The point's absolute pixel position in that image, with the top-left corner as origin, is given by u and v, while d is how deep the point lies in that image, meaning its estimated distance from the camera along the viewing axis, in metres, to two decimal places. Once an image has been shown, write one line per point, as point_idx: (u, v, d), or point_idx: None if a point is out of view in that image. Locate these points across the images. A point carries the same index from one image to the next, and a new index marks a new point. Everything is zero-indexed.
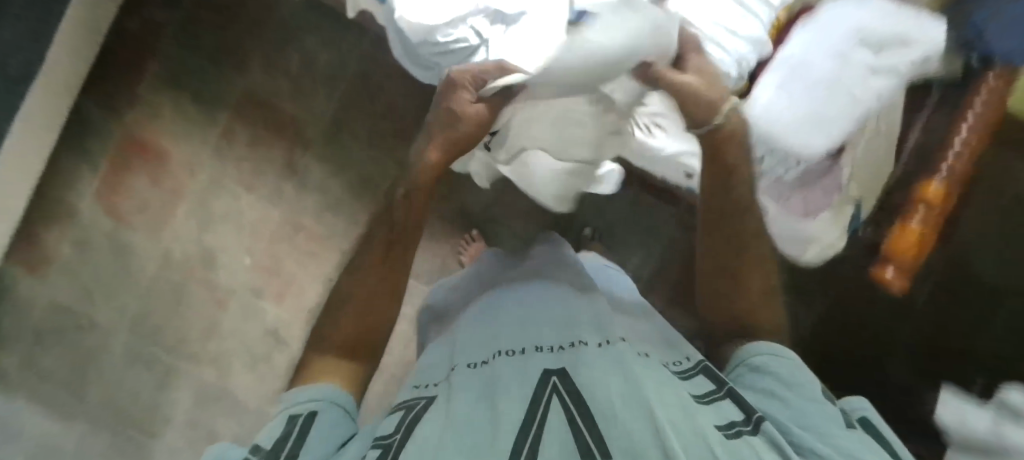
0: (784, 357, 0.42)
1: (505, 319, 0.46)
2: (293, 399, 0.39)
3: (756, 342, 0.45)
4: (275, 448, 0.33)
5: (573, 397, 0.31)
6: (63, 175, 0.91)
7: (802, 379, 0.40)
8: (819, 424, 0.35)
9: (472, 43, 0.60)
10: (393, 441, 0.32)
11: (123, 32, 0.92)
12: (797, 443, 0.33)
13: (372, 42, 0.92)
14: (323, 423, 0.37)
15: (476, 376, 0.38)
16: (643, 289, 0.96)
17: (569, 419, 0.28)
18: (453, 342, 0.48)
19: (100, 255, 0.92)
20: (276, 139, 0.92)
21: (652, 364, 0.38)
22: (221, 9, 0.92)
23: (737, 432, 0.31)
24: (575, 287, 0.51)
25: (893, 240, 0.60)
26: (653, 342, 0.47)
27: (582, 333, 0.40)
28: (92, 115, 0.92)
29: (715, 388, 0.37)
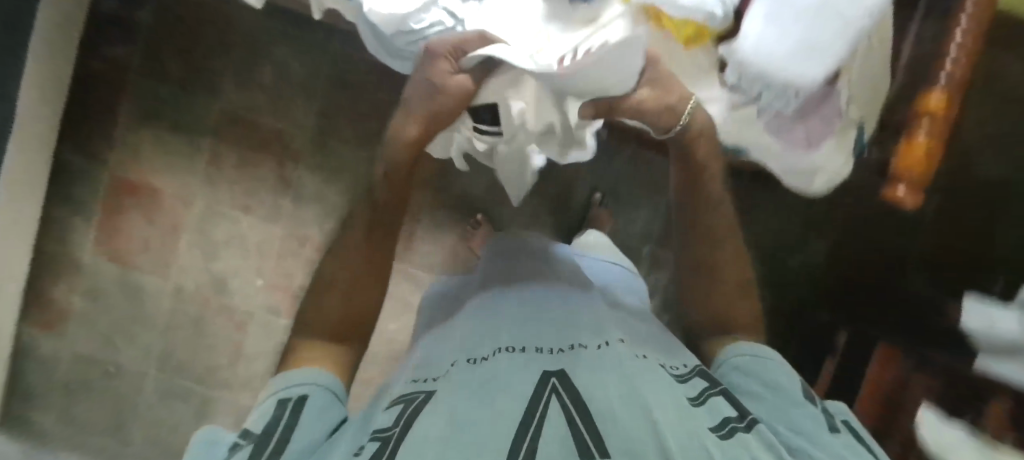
0: (769, 361, 0.47)
1: (507, 317, 0.49)
2: (280, 386, 0.40)
3: (743, 346, 0.50)
4: (266, 432, 0.34)
5: (571, 397, 0.34)
6: (59, 228, 0.91)
7: (788, 382, 0.44)
8: (805, 424, 0.38)
9: (446, 26, 0.58)
10: (392, 433, 0.33)
11: (88, 73, 0.89)
12: (787, 436, 0.37)
13: (343, 40, 0.89)
14: (314, 408, 0.37)
15: (476, 370, 0.40)
16: (655, 245, 0.96)
17: (568, 419, 0.31)
18: (454, 336, 0.50)
19: (112, 300, 0.92)
20: (264, 156, 0.91)
21: (649, 366, 0.41)
22: (181, 32, 0.89)
23: (732, 430, 0.34)
24: (572, 290, 0.55)
25: (901, 158, 0.57)
26: (651, 340, 0.51)
27: (580, 337, 0.44)
28: (75, 163, 0.90)
29: (710, 386, 0.41)
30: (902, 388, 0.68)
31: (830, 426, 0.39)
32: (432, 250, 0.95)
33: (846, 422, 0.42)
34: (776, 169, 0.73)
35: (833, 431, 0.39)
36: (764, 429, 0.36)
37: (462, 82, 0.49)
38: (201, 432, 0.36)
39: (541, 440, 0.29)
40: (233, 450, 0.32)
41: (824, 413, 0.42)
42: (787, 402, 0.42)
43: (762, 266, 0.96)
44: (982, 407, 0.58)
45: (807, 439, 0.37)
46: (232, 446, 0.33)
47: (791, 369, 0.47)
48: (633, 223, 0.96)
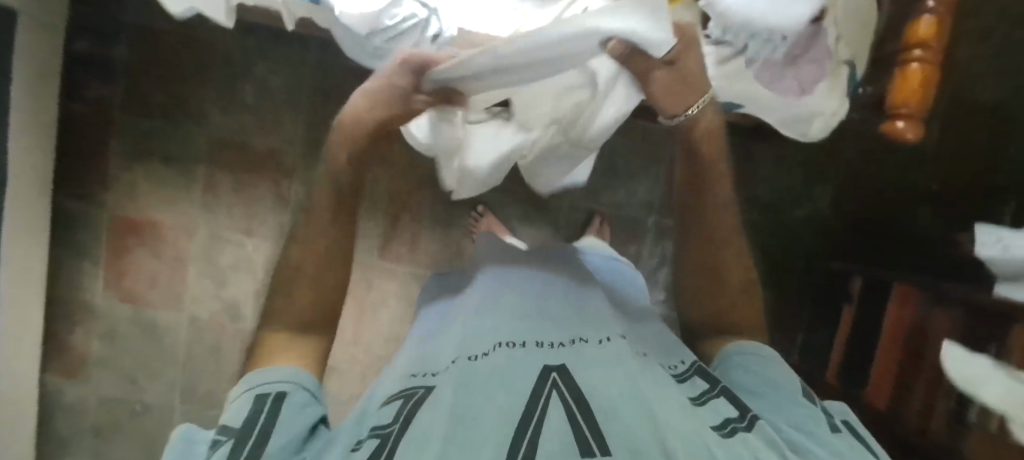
0: (767, 359, 0.50)
1: (507, 311, 0.53)
2: (258, 381, 0.41)
3: (742, 345, 0.54)
4: (246, 427, 0.35)
5: (571, 393, 0.37)
6: (68, 275, 0.91)
7: (787, 381, 0.47)
8: (802, 421, 0.41)
9: (420, 17, 0.57)
10: (390, 429, 0.35)
11: (73, 118, 0.89)
12: (786, 431, 0.39)
13: (319, 47, 0.88)
14: (294, 403, 0.39)
15: (475, 367, 0.42)
16: (660, 213, 0.95)
17: (569, 416, 0.34)
18: (457, 331, 0.52)
19: (130, 339, 0.93)
20: (258, 177, 0.91)
21: (647, 365, 0.45)
22: (158, 65, 0.88)
23: (732, 429, 0.37)
24: (572, 292, 0.58)
25: (895, 90, 0.56)
26: (650, 345, 0.55)
27: (581, 337, 0.47)
28: (74, 209, 0.91)
29: (710, 388, 0.45)
30: (921, 326, 0.69)
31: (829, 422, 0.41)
32: (438, 247, 0.95)
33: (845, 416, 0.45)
34: (773, 121, 0.72)
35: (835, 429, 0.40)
36: (768, 427, 0.39)
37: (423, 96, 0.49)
38: (179, 430, 0.38)
39: (543, 437, 0.31)
40: (216, 446, 0.34)
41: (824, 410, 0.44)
42: (786, 400, 0.44)
43: (762, 218, 0.97)
44: (1005, 331, 0.56)
45: (805, 434, 0.39)
46: (213, 443, 0.35)
47: (792, 370, 0.50)
48: (635, 194, 0.95)
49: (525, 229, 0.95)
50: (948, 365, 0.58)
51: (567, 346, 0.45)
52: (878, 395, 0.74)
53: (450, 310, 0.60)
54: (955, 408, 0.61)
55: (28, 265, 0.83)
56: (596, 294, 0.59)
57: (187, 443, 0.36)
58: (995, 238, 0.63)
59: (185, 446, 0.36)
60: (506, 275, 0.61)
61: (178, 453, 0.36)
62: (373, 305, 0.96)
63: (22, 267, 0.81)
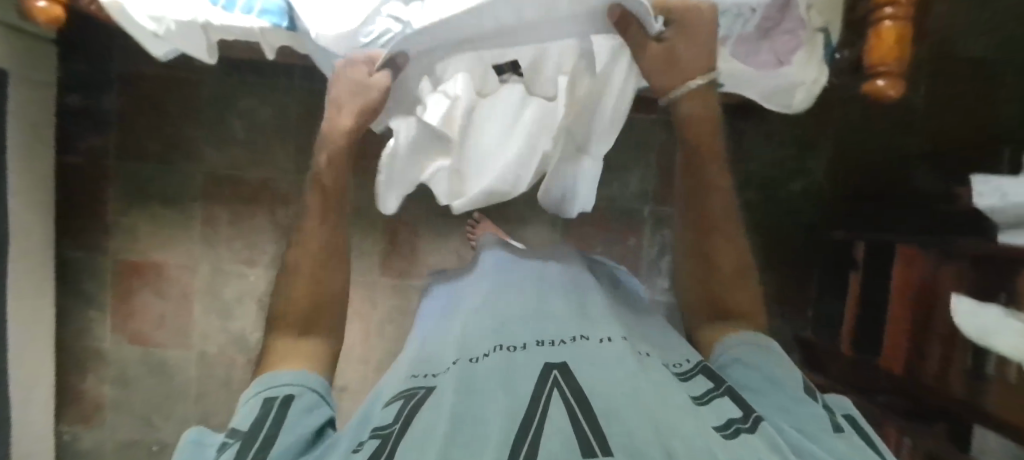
0: (766, 352, 0.46)
1: (508, 310, 0.50)
2: (267, 383, 0.40)
3: (737, 335, 0.49)
4: (252, 431, 0.34)
5: (573, 393, 0.34)
6: (78, 322, 0.93)
7: (789, 377, 0.43)
8: (811, 427, 0.37)
9: (395, 31, 0.58)
10: (392, 429, 0.35)
11: (69, 169, 0.91)
12: (790, 434, 0.35)
13: (303, 74, 0.89)
14: (302, 407, 0.38)
15: (476, 368, 0.40)
16: (656, 201, 0.95)
17: (570, 417, 0.31)
18: (458, 333, 0.51)
19: (143, 380, 0.94)
20: (253, 208, 0.91)
21: (649, 362, 0.42)
22: (147, 108, 0.90)
23: (734, 431, 0.33)
24: (572, 290, 0.56)
25: (871, 51, 0.57)
26: (656, 341, 0.51)
27: (581, 332, 0.45)
28: (78, 257, 0.92)
29: (715, 386, 0.41)
30: (932, 284, 0.67)
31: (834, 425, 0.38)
32: (439, 259, 0.96)
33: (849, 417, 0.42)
34: (755, 97, 0.73)
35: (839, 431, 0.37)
36: (775, 431, 0.35)
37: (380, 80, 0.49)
38: (191, 431, 0.38)
39: (543, 437, 0.29)
40: (223, 449, 0.33)
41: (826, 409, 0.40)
42: (790, 401, 0.40)
43: (760, 197, 0.95)
44: (1011, 283, 0.56)
45: (811, 439, 0.35)
46: (221, 446, 0.34)
47: (794, 366, 0.45)
48: (629, 185, 0.95)
49: (523, 231, 0.95)
50: (959, 318, 0.59)
51: (568, 342, 0.43)
52: (892, 358, 0.74)
53: (448, 312, 0.59)
54: (973, 365, 0.62)
55: (35, 318, 0.84)
56: (594, 292, 0.57)
57: (199, 446, 0.36)
58: (994, 187, 0.63)
59: (198, 447, 0.36)
60: (505, 277, 0.59)
61: (189, 453, 0.36)
62: (379, 323, 0.97)
63: (29, 320, 0.82)
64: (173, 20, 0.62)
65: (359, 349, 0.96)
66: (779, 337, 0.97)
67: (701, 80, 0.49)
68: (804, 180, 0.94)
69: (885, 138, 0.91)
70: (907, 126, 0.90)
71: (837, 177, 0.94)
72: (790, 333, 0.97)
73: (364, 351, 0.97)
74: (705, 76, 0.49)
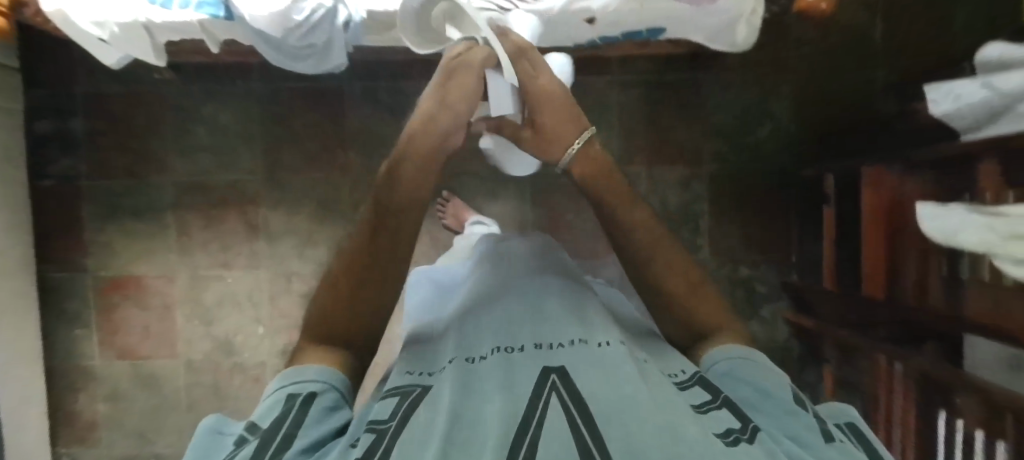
0: (750, 360, 0.39)
1: (502, 313, 0.43)
2: (290, 379, 0.35)
3: (714, 350, 0.42)
4: (272, 429, 0.29)
5: (573, 397, 0.29)
6: (64, 344, 0.94)
7: (777, 386, 0.35)
8: (808, 437, 0.29)
9: (328, 6, 0.60)
10: (387, 427, 0.30)
11: (41, 193, 0.92)
12: (780, 442, 0.28)
13: (259, 75, 0.90)
14: (325, 408, 0.33)
15: (472, 372, 0.35)
16: (622, 161, 0.94)
17: (569, 422, 0.26)
18: (446, 332, 0.46)
19: (134, 394, 0.94)
20: (225, 211, 0.92)
21: (651, 369, 0.36)
22: (114, 125, 0.92)
23: (734, 440, 0.27)
24: (568, 289, 0.49)
25: None
26: (652, 354, 0.43)
27: (580, 334, 0.38)
28: (59, 279, 0.93)
29: (710, 398, 0.33)
30: (902, 202, 0.66)
31: (827, 434, 0.30)
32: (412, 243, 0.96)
33: (848, 423, 0.34)
34: (701, 40, 0.73)
35: (831, 440, 0.29)
36: (769, 440, 0.29)
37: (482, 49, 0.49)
38: (209, 420, 0.33)
39: (540, 442, 0.25)
40: (239, 447, 0.29)
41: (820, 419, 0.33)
42: (780, 410, 0.33)
43: (729, 147, 0.94)
44: (972, 177, 0.54)
45: (801, 448, 0.28)
46: (237, 443, 0.29)
47: (788, 380, 0.38)
48: None
49: (493, 206, 0.96)
50: (925, 223, 0.57)
51: (569, 344, 0.37)
52: (875, 286, 0.73)
53: (434, 312, 0.54)
54: (948, 271, 0.60)
55: (19, 341, 0.85)
56: (590, 296, 0.50)
57: (210, 441, 0.31)
58: (947, 92, 0.62)
59: (211, 441, 0.31)
60: (500, 276, 0.53)
61: (200, 447, 0.31)
62: None
63: (12, 341, 0.84)
64: (114, 23, 0.63)
65: None
66: (766, 285, 0.96)
67: (579, 142, 0.52)
68: (770, 126, 0.93)
69: (848, 68, 0.91)
70: (865, 54, 0.90)
71: (810, 115, 0.93)
72: (776, 279, 0.96)
73: None
74: (579, 141, 0.52)
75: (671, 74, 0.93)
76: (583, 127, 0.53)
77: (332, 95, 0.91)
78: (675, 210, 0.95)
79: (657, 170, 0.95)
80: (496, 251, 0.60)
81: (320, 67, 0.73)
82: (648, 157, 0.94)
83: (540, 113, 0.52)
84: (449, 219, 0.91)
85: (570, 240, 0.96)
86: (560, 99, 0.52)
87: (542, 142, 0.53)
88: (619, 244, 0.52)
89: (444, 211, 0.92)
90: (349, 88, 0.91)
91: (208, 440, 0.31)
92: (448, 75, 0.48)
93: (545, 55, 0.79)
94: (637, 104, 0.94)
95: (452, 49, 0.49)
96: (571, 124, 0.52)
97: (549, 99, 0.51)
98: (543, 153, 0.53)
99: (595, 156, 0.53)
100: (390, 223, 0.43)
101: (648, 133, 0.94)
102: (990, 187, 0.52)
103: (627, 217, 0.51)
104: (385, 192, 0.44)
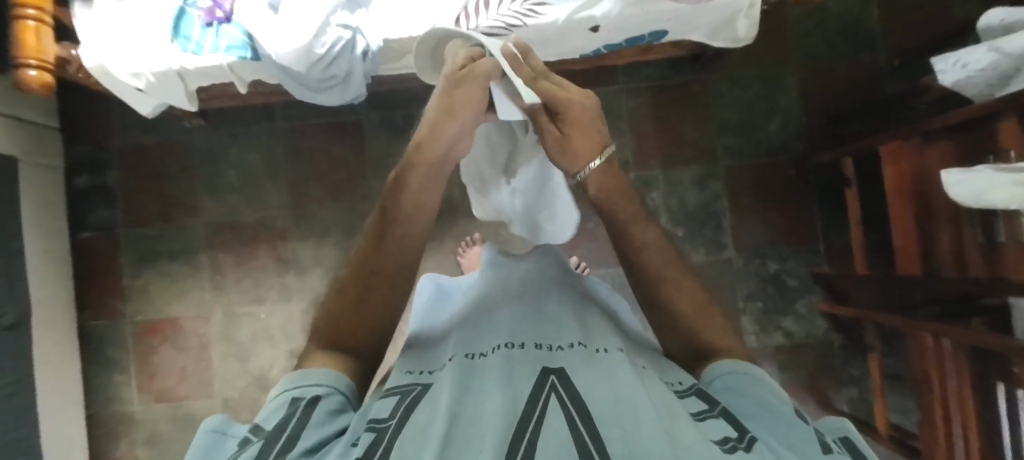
0: (747, 374, 0.35)
1: (503, 317, 0.42)
2: (295, 381, 0.34)
3: (713, 362, 0.38)
4: (276, 431, 0.29)
5: (573, 397, 0.29)
6: (104, 390, 0.96)
7: (780, 400, 0.32)
8: (805, 449, 0.28)
9: (346, 38, 0.64)
10: (387, 425, 0.28)
11: (81, 243, 0.96)
12: (779, 453, 0.27)
13: (282, 114, 0.95)
14: (328, 411, 0.32)
15: (471, 369, 0.34)
16: (638, 166, 0.96)
17: (568, 418, 0.26)
18: (446, 332, 0.44)
19: (172, 437, 0.95)
20: (254, 246, 0.95)
21: (650, 376, 0.35)
22: (147, 174, 0.96)
23: (730, 447, 0.26)
24: (575, 294, 0.47)
25: None
26: (653, 357, 0.42)
27: (581, 338, 0.37)
28: (98, 326, 0.96)
29: (709, 407, 0.32)
30: (926, 174, 0.65)
31: (827, 447, 0.28)
32: (437, 265, 0.97)
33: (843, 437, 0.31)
34: (702, 39, 0.75)
35: (830, 452, 0.28)
36: (767, 449, 0.27)
37: (488, 63, 0.40)
38: (212, 420, 0.32)
39: (538, 444, 0.24)
40: (243, 449, 0.28)
41: (819, 432, 0.31)
42: (780, 424, 0.30)
43: (739, 141, 0.95)
44: (993, 130, 0.55)
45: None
46: (242, 445, 0.29)
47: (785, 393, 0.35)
48: None
49: None
50: (955, 189, 0.53)
51: (569, 347, 0.36)
52: (908, 261, 0.70)
53: (438, 313, 0.50)
54: (985, 238, 0.59)
55: (62, 389, 0.87)
56: (595, 303, 0.48)
57: (213, 443, 0.30)
58: (954, 60, 0.62)
59: (216, 441, 0.30)
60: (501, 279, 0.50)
61: (204, 451, 0.30)
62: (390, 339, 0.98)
63: (56, 390, 0.85)
64: (151, 73, 0.67)
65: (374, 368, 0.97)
66: (796, 279, 0.94)
67: (599, 159, 0.46)
68: (780, 121, 0.95)
69: (846, 53, 0.93)
70: (861, 38, 0.93)
71: (816, 97, 0.94)
72: (807, 271, 0.94)
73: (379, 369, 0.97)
74: (597, 159, 0.46)
75: (675, 76, 0.95)
76: (604, 143, 0.47)
77: (352, 127, 0.95)
78: (695, 210, 0.95)
79: (673, 172, 0.96)
80: (498, 262, 0.52)
81: (340, 98, 0.76)
82: (661, 159, 0.96)
83: (563, 123, 0.45)
84: (467, 259, 0.93)
85: (593, 248, 0.96)
86: (586, 114, 0.45)
87: (560, 152, 0.46)
88: (621, 243, 0.47)
89: (466, 251, 0.94)
90: (367, 119, 0.95)
91: (216, 442, 0.30)
92: (454, 87, 0.40)
93: (553, 66, 0.83)
94: (645, 109, 0.96)
95: (453, 58, 0.42)
96: (593, 140, 0.46)
97: (574, 111, 0.44)
98: (557, 161, 0.47)
99: (616, 174, 0.48)
100: (402, 225, 0.42)
101: (660, 136, 0.96)
102: (1013, 144, 0.52)
103: (639, 237, 0.46)
104: (390, 201, 0.43)
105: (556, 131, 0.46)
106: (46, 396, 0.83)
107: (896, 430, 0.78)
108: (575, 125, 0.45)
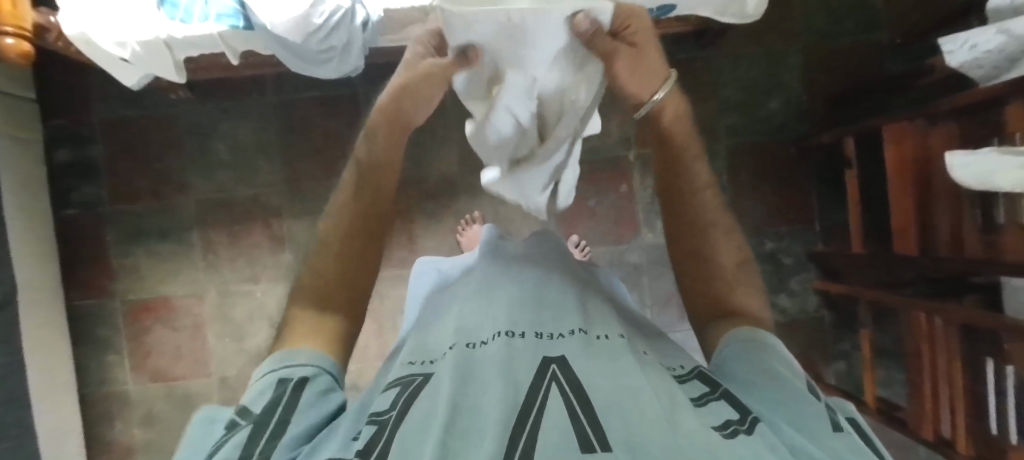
0: (758, 347, 0.34)
1: (502, 294, 0.39)
2: (283, 360, 0.33)
3: (731, 331, 0.37)
4: (264, 416, 0.28)
5: (575, 387, 0.26)
6: (97, 371, 0.94)
7: (792, 373, 0.31)
8: (812, 428, 0.26)
9: (346, 7, 0.61)
10: (388, 417, 0.27)
11: (65, 221, 0.93)
12: (785, 435, 0.25)
13: (274, 87, 0.92)
14: (317, 395, 0.31)
15: (471, 358, 0.31)
16: (639, 145, 0.95)
17: (568, 408, 0.24)
18: (447, 311, 0.42)
19: (168, 417, 0.94)
20: (249, 224, 0.93)
21: (652, 362, 0.33)
22: (133, 149, 0.92)
23: (731, 431, 0.24)
24: (576, 279, 0.44)
25: None
26: (653, 344, 0.40)
27: (584, 327, 0.35)
28: (87, 306, 0.94)
29: (710, 390, 0.30)
30: (928, 153, 0.66)
31: (836, 424, 0.27)
32: (437, 243, 0.96)
33: (851, 418, 0.30)
34: (710, 13, 0.73)
35: (839, 431, 0.26)
36: (771, 431, 0.26)
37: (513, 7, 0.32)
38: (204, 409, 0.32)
39: (538, 436, 0.22)
40: (230, 434, 0.27)
41: (831, 410, 0.29)
42: (786, 399, 0.29)
43: (740, 120, 0.95)
44: (1001, 114, 0.54)
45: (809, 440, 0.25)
46: (229, 428, 0.28)
47: (800, 367, 0.34)
48: (608, 134, 0.95)
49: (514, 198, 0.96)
50: (958, 170, 0.53)
51: (569, 335, 0.33)
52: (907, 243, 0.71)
53: (438, 298, 0.48)
54: (984, 219, 0.60)
55: (53, 370, 0.85)
56: (596, 288, 0.45)
57: (204, 429, 0.29)
58: (963, 41, 0.60)
59: (206, 427, 0.30)
60: (501, 256, 0.48)
61: (192, 440, 0.29)
62: (391, 317, 0.98)
63: (46, 371, 0.83)
64: (136, 42, 0.63)
65: (375, 346, 0.97)
66: (791, 257, 0.96)
67: (665, 89, 0.41)
68: (781, 98, 0.94)
69: (847, 32, 0.93)
70: (865, 15, 0.92)
71: (816, 76, 0.94)
72: (801, 249, 0.96)
73: (379, 346, 0.98)
74: (663, 90, 0.41)
75: (678, 51, 0.94)
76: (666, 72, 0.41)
77: (347, 101, 0.92)
78: None
79: None
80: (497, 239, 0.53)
81: (336, 70, 0.73)
82: None
83: (639, 43, 0.37)
84: (466, 237, 0.91)
85: (594, 227, 0.96)
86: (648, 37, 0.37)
87: (631, 74, 0.39)
88: (668, 189, 0.46)
89: (465, 230, 0.92)
90: (363, 93, 0.92)
91: (202, 428, 0.29)
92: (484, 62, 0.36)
93: None
94: None
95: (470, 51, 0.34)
96: (655, 73, 0.40)
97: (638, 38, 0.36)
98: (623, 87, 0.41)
99: (682, 105, 0.44)
100: (369, 178, 0.43)
101: None
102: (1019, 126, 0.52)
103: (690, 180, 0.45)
104: (368, 157, 0.43)
105: (631, 51, 0.37)
106: (37, 378, 0.81)
107: (883, 402, 0.81)
108: (636, 54, 0.37)
